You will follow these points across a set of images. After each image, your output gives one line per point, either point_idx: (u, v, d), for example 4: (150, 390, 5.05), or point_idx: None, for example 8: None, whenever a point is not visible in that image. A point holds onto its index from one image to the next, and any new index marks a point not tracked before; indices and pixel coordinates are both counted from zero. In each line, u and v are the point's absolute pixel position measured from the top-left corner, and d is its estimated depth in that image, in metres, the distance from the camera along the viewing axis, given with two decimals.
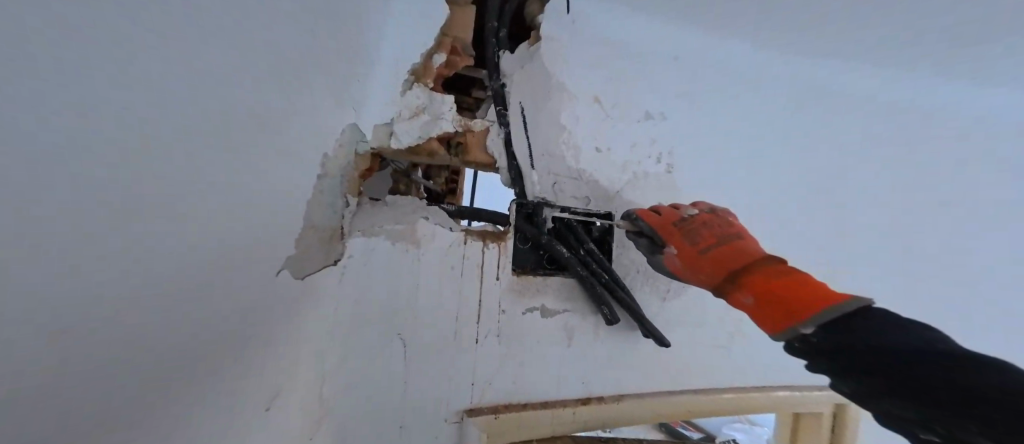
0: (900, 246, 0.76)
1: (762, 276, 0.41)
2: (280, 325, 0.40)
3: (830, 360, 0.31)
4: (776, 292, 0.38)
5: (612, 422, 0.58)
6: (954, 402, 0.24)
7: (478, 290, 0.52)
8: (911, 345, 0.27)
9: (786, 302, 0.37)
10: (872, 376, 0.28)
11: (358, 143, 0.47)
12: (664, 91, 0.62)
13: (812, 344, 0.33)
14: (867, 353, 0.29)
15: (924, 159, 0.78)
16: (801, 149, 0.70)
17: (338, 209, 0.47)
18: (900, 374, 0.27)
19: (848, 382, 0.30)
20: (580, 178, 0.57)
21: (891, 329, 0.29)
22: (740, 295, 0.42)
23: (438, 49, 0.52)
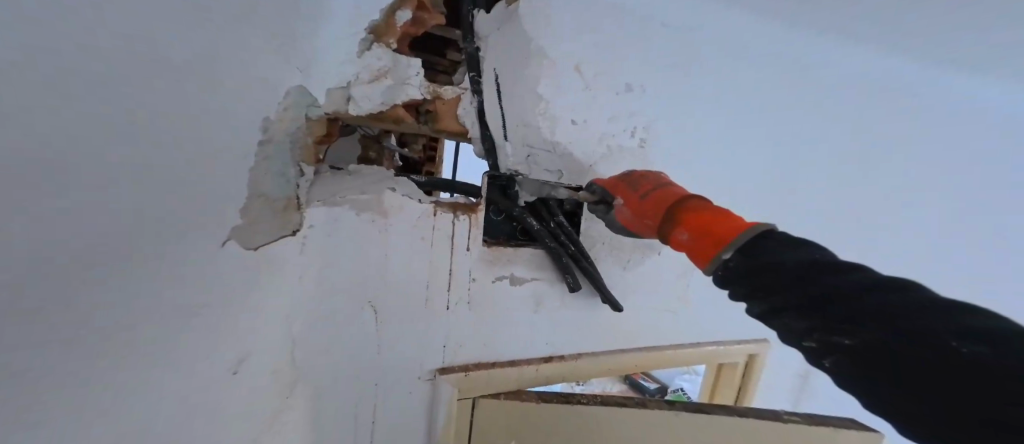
0: (851, 223, 0.81)
1: (695, 213, 0.40)
2: (245, 297, 0.41)
3: (749, 283, 0.32)
4: (707, 225, 0.37)
5: (572, 377, 0.63)
6: (855, 313, 0.25)
7: (450, 260, 0.53)
8: (813, 260, 0.28)
9: (713, 230, 0.36)
10: (781, 292, 0.29)
11: (310, 107, 0.43)
12: (645, 63, 0.60)
13: (735, 271, 0.33)
14: (777, 276, 0.30)
15: (886, 141, 0.81)
16: (774, 128, 0.71)
17: (291, 178, 0.45)
18: (805, 287, 0.28)
19: (760, 303, 0.31)
20: (555, 151, 0.57)
21: (799, 246, 0.30)
22: (676, 233, 0.40)
23: (403, 4, 0.47)
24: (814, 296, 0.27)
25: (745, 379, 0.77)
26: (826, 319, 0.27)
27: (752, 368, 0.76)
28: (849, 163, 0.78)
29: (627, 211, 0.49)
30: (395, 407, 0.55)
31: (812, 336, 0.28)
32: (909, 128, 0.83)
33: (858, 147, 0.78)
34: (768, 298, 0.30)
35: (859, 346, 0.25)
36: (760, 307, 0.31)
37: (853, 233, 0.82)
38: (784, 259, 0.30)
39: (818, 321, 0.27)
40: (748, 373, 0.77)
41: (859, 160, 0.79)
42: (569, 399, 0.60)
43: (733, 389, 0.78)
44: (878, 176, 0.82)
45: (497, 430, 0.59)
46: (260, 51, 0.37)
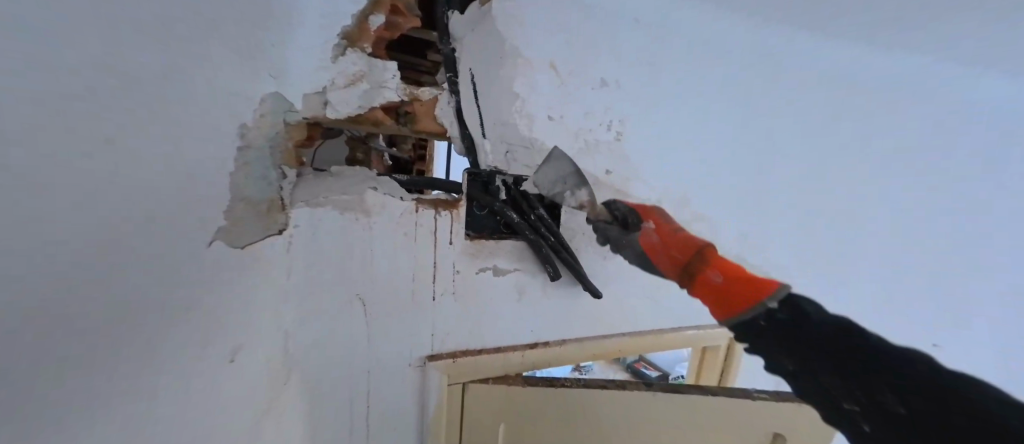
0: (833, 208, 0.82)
1: (727, 264, 0.42)
2: (242, 300, 0.43)
3: (792, 340, 0.30)
4: (748, 271, 0.38)
5: (556, 362, 0.66)
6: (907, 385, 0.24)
7: (433, 254, 0.56)
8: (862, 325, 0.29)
9: (755, 275, 0.37)
10: (833, 353, 0.28)
11: (287, 113, 0.46)
12: (619, 58, 0.61)
13: (779, 322, 0.32)
14: (833, 336, 0.29)
15: (866, 126, 0.82)
16: (753, 118, 0.72)
17: (274, 181, 0.46)
18: (858, 358, 0.27)
19: (794, 357, 0.30)
20: (533, 146, 0.59)
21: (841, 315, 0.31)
22: (708, 272, 0.40)
23: (375, 8, 0.50)
24: (842, 353, 0.28)
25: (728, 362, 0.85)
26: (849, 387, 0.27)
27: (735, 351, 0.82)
28: (830, 149, 0.79)
29: (654, 237, 0.50)
30: (388, 393, 0.58)
31: (856, 400, 0.26)
32: (890, 113, 0.84)
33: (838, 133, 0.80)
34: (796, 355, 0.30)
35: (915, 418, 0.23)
36: (792, 364, 0.30)
37: (835, 219, 0.83)
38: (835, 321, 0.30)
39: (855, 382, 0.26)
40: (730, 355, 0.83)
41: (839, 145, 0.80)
42: (554, 383, 0.63)
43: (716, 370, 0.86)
44: (859, 161, 0.83)
45: (485, 412, 0.62)
46: (242, 61, 0.40)
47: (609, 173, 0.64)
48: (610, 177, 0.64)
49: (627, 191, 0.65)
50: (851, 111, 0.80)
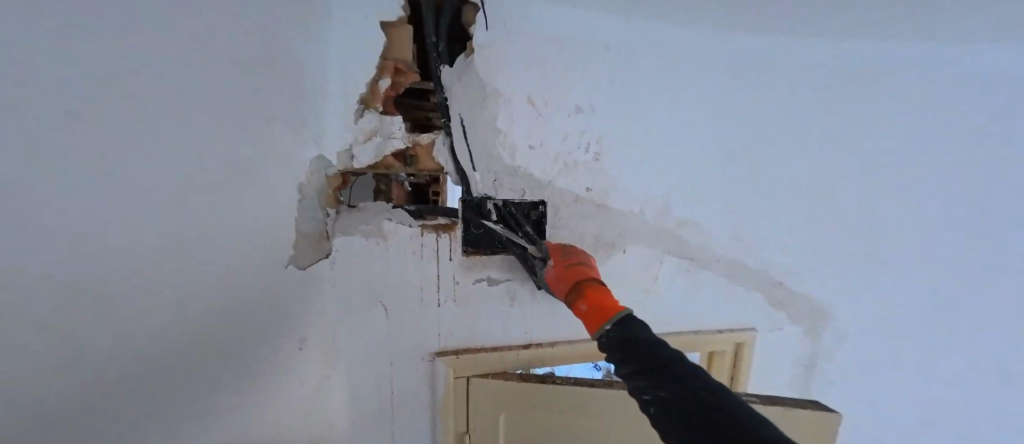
0: (830, 209, 0.84)
1: (594, 290, 0.52)
2: (297, 304, 0.60)
3: (625, 367, 0.39)
4: (602, 300, 0.49)
5: (551, 361, 0.76)
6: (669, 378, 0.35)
7: (436, 268, 0.68)
8: (670, 357, 0.37)
9: (602, 308, 0.47)
10: (636, 372, 0.38)
11: (326, 167, 0.60)
12: (589, 87, 0.69)
13: (614, 343, 0.43)
14: (646, 358, 0.38)
15: (868, 123, 0.81)
16: (732, 128, 0.76)
17: (320, 218, 0.62)
18: (654, 364, 0.37)
19: (623, 367, 0.40)
20: (516, 173, 0.69)
21: (650, 347, 0.39)
22: (577, 304, 0.51)
23: (382, 73, 0.60)
24: (657, 363, 0.37)
25: (735, 366, 0.90)
26: (668, 378, 0.35)
27: (740, 354, 0.89)
28: (821, 152, 0.81)
29: (553, 272, 0.59)
30: (406, 380, 0.71)
31: (642, 392, 0.36)
32: (899, 106, 0.80)
33: (832, 134, 0.80)
34: (635, 360, 0.39)
35: (652, 399, 0.34)
36: (639, 387, 0.36)
37: (833, 222, 0.84)
38: (645, 335, 0.41)
39: (657, 380, 0.35)
40: (739, 360, 0.89)
41: (834, 146, 0.81)
42: (547, 379, 0.73)
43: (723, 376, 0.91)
44: (861, 160, 0.82)
45: (491, 401, 0.74)
46: (286, 131, 0.54)
47: (590, 190, 0.72)
48: (590, 193, 0.72)
49: (608, 203, 0.73)
50: (848, 111, 0.80)
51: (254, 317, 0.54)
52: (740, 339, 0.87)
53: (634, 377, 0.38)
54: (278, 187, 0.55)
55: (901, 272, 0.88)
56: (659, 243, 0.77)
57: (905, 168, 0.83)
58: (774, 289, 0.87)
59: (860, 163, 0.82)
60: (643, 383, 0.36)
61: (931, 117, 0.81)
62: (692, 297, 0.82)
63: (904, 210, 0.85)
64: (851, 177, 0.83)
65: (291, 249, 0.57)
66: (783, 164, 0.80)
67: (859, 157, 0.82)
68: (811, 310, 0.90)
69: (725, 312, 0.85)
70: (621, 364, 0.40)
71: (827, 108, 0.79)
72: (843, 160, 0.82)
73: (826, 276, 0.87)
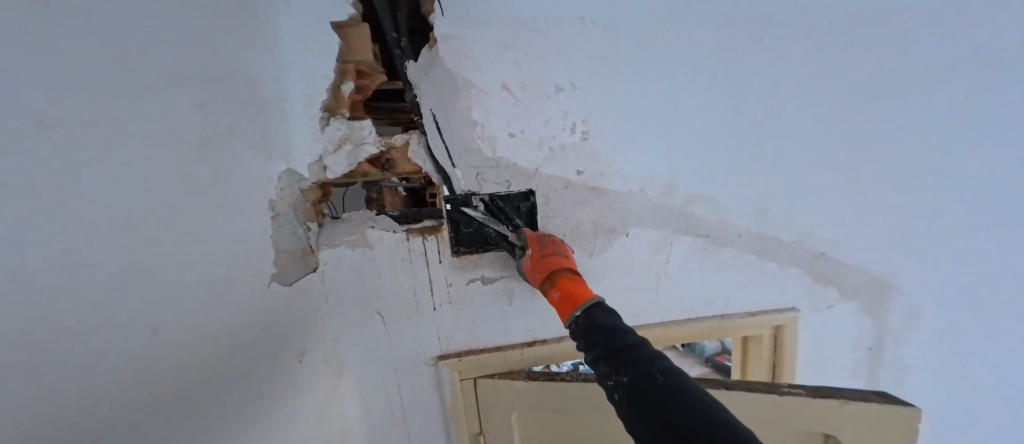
0: (875, 165, 0.71)
1: (568, 280, 0.56)
2: (292, 323, 0.58)
3: (593, 351, 0.45)
4: (575, 290, 0.54)
5: (558, 357, 0.73)
6: (629, 359, 0.40)
7: (427, 272, 0.67)
8: (632, 341, 0.42)
9: (574, 298, 0.53)
10: (601, 356, 0.43)
11: (299, 181, 0.60)
12: (570, 63, 0.63)
13: (584, 329, 0.48)
14: (611, 343, 0.43)
15: (914, 60, 0.67)
16: (743, 87, 0.66)
17: (302, 234, 0.62)
18: (617, 349, 0.42)
19: (591, 353, 0.45)
20: (500, 165, 0.65)
21: (615, 331, 0.45)
22: (551, 292, 0.56)
23: (344, 78, 0.60)
24: (620, 346, 0.42)
25: (777, 352, 0.80)
26: (624, 362, 0.40)
27: (781, 338, 0.79)
28: (859, 99, 0.68)
29: (528, 262, 0.61)
30: (413, 385, 0.71)
31: (606, 375, 0.41)
32: (956, 31, 0.66)
33: (869, 79, 0.68)
34: (601, 347, 0.44)
35: (614, 381, 0.39)
36: (604, 370, 0.42)
37: (881, 178, 0.72)
38: (613, 323, 0.46)
39: (619, 363, 0.40)
40: (781, 345, 0.79)
41: (870, 98, 0.68)
42: (554, 377, 0.69)
43: (763, 363, 0.81)
44: (904, 112, 0.69)
45: (502, 403, 0.71)
46: (256, 150, 0.53)
47: (581, 174, 0.66)
48: (582, 176, 0.66)
49: (603, 187, 0.67)
50: (891, 47, 0.66)
51: (250, 340, 0.51)
52: (779, 321, 0.77)
53: (598, 363, 0.43)
54: (256, 208, 0.54)
55: (963, 226, 0.76)
56: (667, 223, 0.70)
57: (964, 107, 0.70)
58: (816, 263, 0.76)
59: (909, 107, 0.69)
60: (606, 368, 0.42)
61: (994, 41, 0.67)
62: (710, 279, 0.74)
63: (964, 155, 0.72)
64: (900, 126, 0.70)
65: (275, 265, 0.57)
66: (812, 119, 0.69)
67: (908, 101, 0.69)
68: (868, 283, 0.78)
69: (755, 293, 0.76)
70: (589, 351, 0.46)
71: (862, 51, 0.66)
72: (887, 106, 0.69)
73: (877, 241, 0.75)
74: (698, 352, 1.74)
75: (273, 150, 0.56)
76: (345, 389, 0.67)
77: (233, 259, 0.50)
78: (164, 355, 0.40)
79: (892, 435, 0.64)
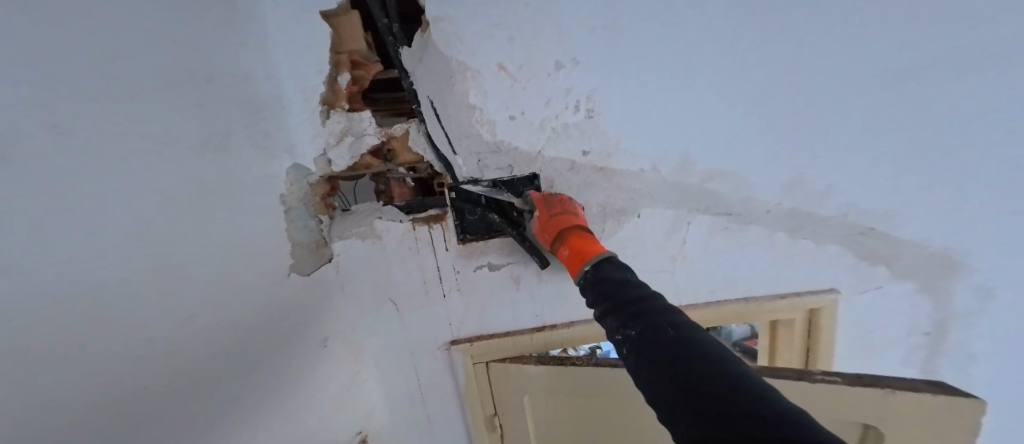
0: (943, 128, 0.60)
1: (576, 237, 0.54)
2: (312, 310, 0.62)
3: (600, 305, 0.42)
4: (583, 247, 0.52)
5: (570, 342, 0.72)
6: (637, 311, 0.37)
7: (434, 260, 0.67)
8: (642, 294, 0.39)
9: (582, 254, 0.51)
10: (609, 309, 0.40)
11: (306, 176, 0.62)
12: (571, 34, 0.58)
13: (592, 283, 0.46)
14: (620, 295, 0.40)
15: None
16: (775, 45, 0.58)
17: (315, 227, 0.65)
18: (625, 302, 0.39)
19: (599, 307, 0.42)
20: (500, 149, 0.63)
21: (625, 285, 0.42)
22: (560, 251, 0.55)
23: (339, 69, 0.61)
24: (629, 299, 0.39)
25: (812, 336, 0.74)
26: (632, 314, 0.37)
27: (818, 321, 0.72)
28: (930, 48, 0.57)
29: (538, 224, 0.59)
30: (429, 369, 0.73)
31: (614, 330, 0.38)
32: None
33: (944, 23, 0.55)
34: (608, 301, 0.41)
35: (622, 334, 0.37)
36: (611, 323, 0.39)
37: (954, 142, 0.61)
38: (624, 277, 0.43)
39: (627, 316, 0.37)
40: (816, 328, 0.73)
41: (944, 44, 0.56)
42: (565, 361, 0.68)
43: (794, 348, 0.76)
44: (986, 65, 0.57)
45: (515, 386, 0.72)
46: (264, 149, 0.55)
47: (587, 154, 0.63)
48: (588, 157, 0.63)
49: (612, 166, 0.63)
50: None
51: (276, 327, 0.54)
52: (814, 305, 0.71)
53: (606, 316, 0.40)
54: (268, 205, 0.56)
55: None
56: (683, 202, 0.65)
57: None
58: (862, 239, 0.67)
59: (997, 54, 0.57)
60: (613, 322, 0.39)
61: None
62: (733, 261, 0.69)
63: None
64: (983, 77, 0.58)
65: (291, 258, 0.60)
66: (864, 77, 0.59)
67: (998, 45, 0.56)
68: (925, 261, 0.68)
69: (787, 274, 0.70)
70: (596, 306, 0.43)
71: None
72: (963, 55, 0.57)
73: (940, 214, 0.65)
74: (724, 335, 1.66)
75: (279, 148, 0.58)
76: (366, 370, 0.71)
77: (254, 253, 0.53)
78: (184, 353, 0.39)
79: (941, 430, 0.58)
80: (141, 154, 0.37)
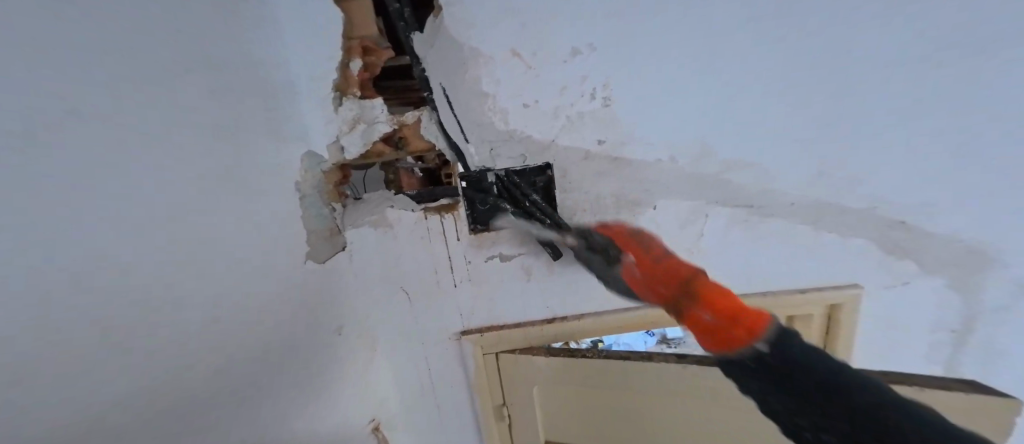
0: (984, 121, 0.57)
1: (705, 282, 0.42)
2: (324, 298, 0.62)
3: (774, 381, 0.31)
4: (723, 295, 0.38)
5: (581, 334, 0.71)
6: (825, 395, 0.29)
7: (445, 250, 0.67)
8: (829, 367, 0.30)
9: (727, 308, 0.36)
10: (788, 395, 0.30)
11: (320, 164, 0.62)
12: (588, 19, 0.56)
13: (761, 363, 0.32)
14: (805, 376, 0.30)
15: None
16: (806, 28, 0.55)
17: (328, 215, 0.64)
18: (815, 377, 0.30)
19: (781, 399, 0.30)
20: (513, 137, 0.62)
21: (807, 355, 0.31)
22: (692, 312, 0.39)
23: (350, 55, 0.59)
24: (818, 377, 0.30)
25: (831, 332, 0.72)
26: (830, 393, 0.28)
27: (837, 317, 0.70)
28: (976, 33, 0.52)
29: (636, 271, 0.50)
30: (439, 358, 0.73)
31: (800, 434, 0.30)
32: None
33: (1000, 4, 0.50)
34: (777, 367, 0.31)
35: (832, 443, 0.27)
36: (805, 425, 0.29)
37: (997, 135, 0.57)
38: (790, 338, 0.33)
39: (829, 414, 0.28)
40: (835, 324, 0.71)
41: (994, 28, 0.52)
42: (575, 353, 0.68)
43: (811, 344, 0.74)
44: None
45: (524, 377, 0.72)
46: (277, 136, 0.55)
47: (602, 143, 0.61)
48: (603, 146, 0.61)
49: (627, 156, 0.62)
50: None
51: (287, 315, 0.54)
52: (834, 300, 0.69)
53: (791, 416, 0.30)
54: (280, 193, 0.56)
55: None
56: (701, 193, 0.63)
57: None
58: (889, 233, 0.65)
59: None
60: (801, 424, 0.29)
61: None
62: (751, 254, 0.67)
63: None
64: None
65: (305, 245, 0.60)
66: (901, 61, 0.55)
67: None
68: (956, 258, 0.65)
69: (807, 268, 0.68)
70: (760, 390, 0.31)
71: None
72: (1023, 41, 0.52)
73: (975, 209, 0.62)
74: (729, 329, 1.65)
75: (292, 135, 0.58)
76: (378, 357, 0.71)
77: (266, 240, 0.53)
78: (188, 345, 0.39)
79: (973, 430, 0.55)
80: (149, 139, 0.36)
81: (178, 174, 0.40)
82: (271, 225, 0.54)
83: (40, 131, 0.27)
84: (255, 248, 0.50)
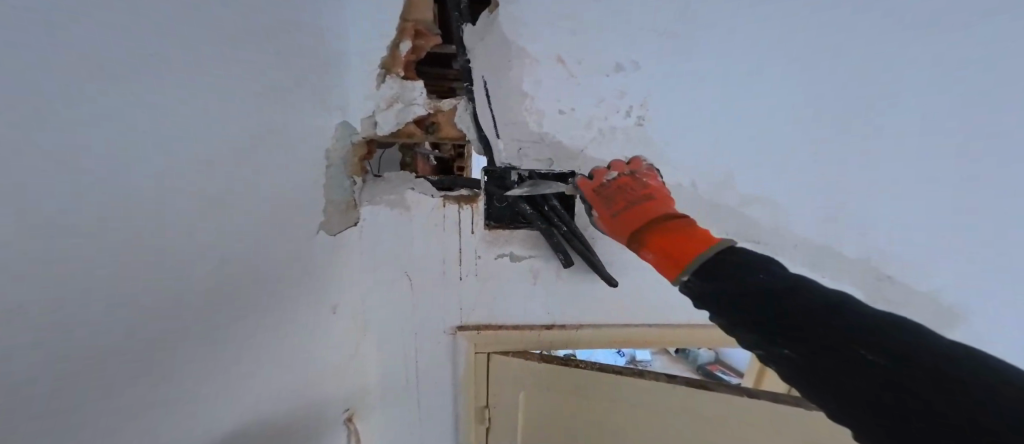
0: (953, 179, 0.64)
1: (660, 234, 0.44)
2: (329, 270, 0.60)
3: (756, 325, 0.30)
4: (669, 246, 0.41)
5: (574, 344, 0.71)
6: (826, 342, 0.26)
7: (458, 241, 0.66)
8: (805, 300, 0.28)
9: (673, 253, 0.40)
10: (794, 330, 0.27)
11: (352, 135, 0.62)
12: (633, 40, 0.59)
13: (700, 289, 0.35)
14: (799, 308, 0.28)
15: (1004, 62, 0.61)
16: (810, 59, 0.61)
17: (348, 187, 0.63)
18: (812, 320, 0.27)
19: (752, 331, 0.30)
20: (544, 140, 0.63)
21: (780, 287, 0.30)
22: (642, 253, 0.44)
23: (402, 36, 0.61)
24: (806, 316, 0.27)
25: None
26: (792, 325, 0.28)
27: None
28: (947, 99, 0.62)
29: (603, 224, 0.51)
30: (429, 352, 0.71)
31: (779, 342, 0.28)
32: None
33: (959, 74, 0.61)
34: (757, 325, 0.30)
35: (796, 359, 0.27)
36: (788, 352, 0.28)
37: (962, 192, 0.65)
38: (772, 301, 0.29)
39: (811, 347, 0.26)
40: None
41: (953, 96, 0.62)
42: (568, 362, 0.68)
43: None
44: (1016, 87, 0.62)
45: (513, 381, 0.71)
46: (319, 101, 0.55)
47: None
48: None
49: None
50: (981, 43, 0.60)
51: (297, 281, 0.53)
52: None
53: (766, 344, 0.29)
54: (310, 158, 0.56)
55: None
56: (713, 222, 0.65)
57: None
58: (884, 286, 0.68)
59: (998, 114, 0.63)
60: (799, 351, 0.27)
61: None
62: None
63: None
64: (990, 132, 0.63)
65: (323, 215, 0.59)
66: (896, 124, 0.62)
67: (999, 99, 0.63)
68: (935, 313, 0.68)
69: None
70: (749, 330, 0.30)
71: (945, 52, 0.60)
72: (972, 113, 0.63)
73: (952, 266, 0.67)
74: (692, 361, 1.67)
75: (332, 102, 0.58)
76: (367, 340, 0.69)
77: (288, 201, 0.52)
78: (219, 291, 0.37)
79: None
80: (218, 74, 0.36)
81: (233, 117, 0.39)
82: (295, 188, 0.53)
83: (142, 38, 0.27)
84: (278, 207, 0.49)
